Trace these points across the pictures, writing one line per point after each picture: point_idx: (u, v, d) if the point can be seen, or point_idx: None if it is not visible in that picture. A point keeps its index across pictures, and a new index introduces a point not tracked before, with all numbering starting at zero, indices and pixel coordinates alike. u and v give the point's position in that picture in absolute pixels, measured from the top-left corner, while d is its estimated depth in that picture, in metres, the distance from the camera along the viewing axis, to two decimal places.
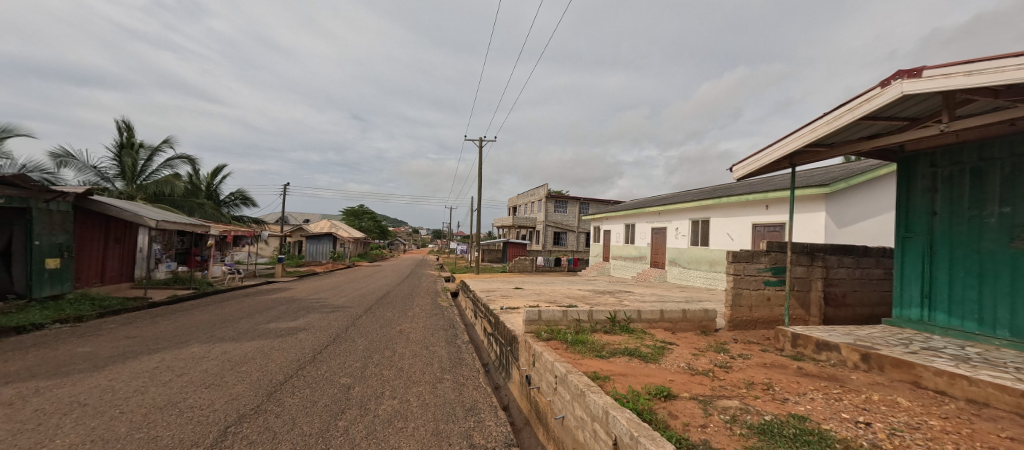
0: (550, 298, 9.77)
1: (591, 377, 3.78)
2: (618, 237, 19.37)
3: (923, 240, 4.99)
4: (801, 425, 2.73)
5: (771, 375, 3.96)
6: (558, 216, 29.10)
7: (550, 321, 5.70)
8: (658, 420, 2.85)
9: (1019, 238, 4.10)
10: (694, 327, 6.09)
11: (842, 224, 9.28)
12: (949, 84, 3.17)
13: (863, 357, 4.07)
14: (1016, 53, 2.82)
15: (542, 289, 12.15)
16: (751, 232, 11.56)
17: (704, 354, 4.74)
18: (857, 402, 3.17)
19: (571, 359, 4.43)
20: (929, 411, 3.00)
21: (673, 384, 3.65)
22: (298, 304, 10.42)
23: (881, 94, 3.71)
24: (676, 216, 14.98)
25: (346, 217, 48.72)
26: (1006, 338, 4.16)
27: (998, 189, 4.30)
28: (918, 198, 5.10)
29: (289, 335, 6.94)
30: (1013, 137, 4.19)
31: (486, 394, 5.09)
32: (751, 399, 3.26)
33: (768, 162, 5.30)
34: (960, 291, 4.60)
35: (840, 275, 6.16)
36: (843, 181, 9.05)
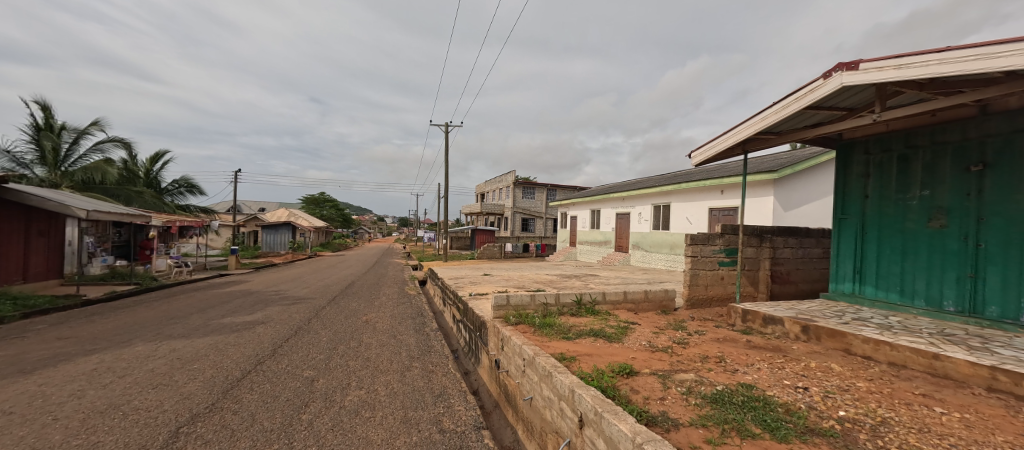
0: (519, 283, 9.87)
1: (558, 358, 3.89)
2: (584, 222, 19.78)
3: (857, 221, 5.45)
4: (749, 393, 2.96)
5: (723, 348, 4.24)
6: (525, 203, 29.24)
7: (518, 305, 5.78)
8: (621, 395, 2.99)
9: (937, 218, 4.58)
10: (655, 307, 6.38)
11: (788, 208, 9.96)
12: (882, 76, 3.45)
13: (803, 329, 4.44)
14: (939, 49, 3.10)
15: (510, 274, 12.25)
16: (708, 216, 12.16)
17: (664, 332, 4.99)
18: (798, 370, 3.47)
19: (539, 342, 4.52)
20: (857, 374, 3.34)
21: (635, 361, 3.82)
22: (255, 297, 9.92)
23: (824, 86, 3.96)
24: (639, 201, 15.45)
25: (305, 205, 46.51)
26: (922, 307, 4.69)
27: (920, 174, 4.77)
28: (852, 182, 5.54)
29: (245, 329, 6.60)
30: (935, 127, 4.65)
31: (456, 380, 5.12)
32: (705, 372, 3.49)
33: (723, 148, 5.55)
34: (886, 267, 5.10)
35: (785, 255, 6.64)
36: (790, 167, 9.68)
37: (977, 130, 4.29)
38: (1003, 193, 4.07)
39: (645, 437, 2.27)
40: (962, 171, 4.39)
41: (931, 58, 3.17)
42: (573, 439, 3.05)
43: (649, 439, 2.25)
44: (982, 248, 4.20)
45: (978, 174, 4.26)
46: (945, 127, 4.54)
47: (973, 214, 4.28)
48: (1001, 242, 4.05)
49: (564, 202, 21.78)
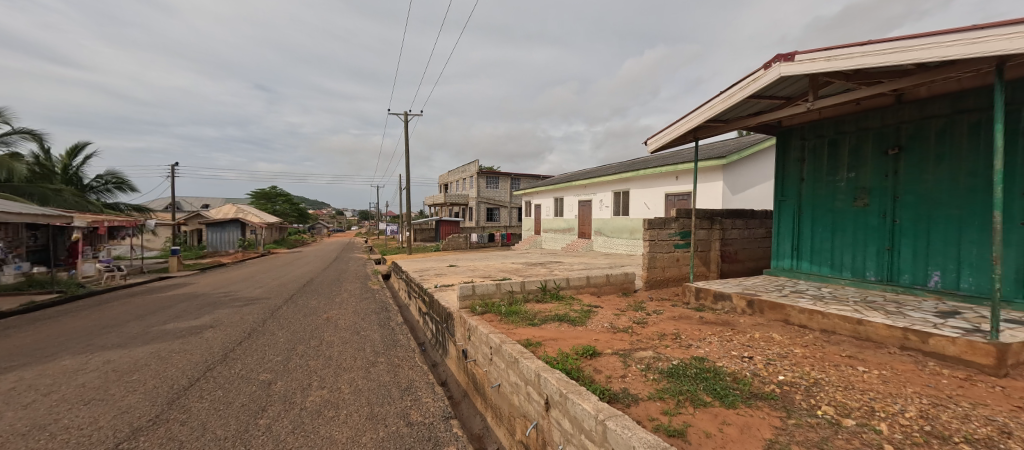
0: (485, 273, 9.88)
1: (524, 344, 3.96)
2: (548, 210, 20.05)
3: (794, 202, 5.90)
4: (701, 365, 3.17)
5: (678, 325, 4.50)
6: (489, 192, 29.13)
7: (484, 294, 5.80)
8: (585, 376, 3.11)
9: (861, 198, 5.07)
10: (616, 290, 6.63)
11: (735, 192, 10.61)
12: (816, 67, 3.73)
13: (749, 303, 4.79)
14: (861, 42, 3.40)
15: (477, 265, 12.23)
16: (664, 201, 12.70)
17: (625, 313, 5.21)
18: (744, 341, 3.75)
19: (505, 330, 4.57)
20: (794, 342, 3.67)
21: (598, 343, 3.97)
22: (202, 300, 9.26)
23: (765, 76, 4.22)
24: (601, 188, 15.85)
25: (255, 200, 43.69)
26: (849, 278, 5.20)
27: (847, 158, 5.23)
28: (790, 167, 5.97)
29: (192, 335, 6.17)
30: (859, 115, 5.09)
31: (423, 372, 5.10)
32: (662, 348, 3.70)
33: (676, 135, 5.78)
34: (819, 243, 5.58)
35: (733, 236, 7.11)
36: (737, 154, 10.28)
37: (894, 117, 4.75)
38: (914, 174, 4.56)
39: (607, 414, 2.37)
40: (881, 155, 4.86)
41: (854, 51, 3.48)
42: (541, 421, 3.14)
43: (611, 415, 2.36)
44: (897, 223, 4.71)
45: (894, 156, 4.73)
46: (868, 115, 4.99)
47: (890, 193, 4.76)
48: (913, 217, 4.56)
49: (527, 190, 21.93)
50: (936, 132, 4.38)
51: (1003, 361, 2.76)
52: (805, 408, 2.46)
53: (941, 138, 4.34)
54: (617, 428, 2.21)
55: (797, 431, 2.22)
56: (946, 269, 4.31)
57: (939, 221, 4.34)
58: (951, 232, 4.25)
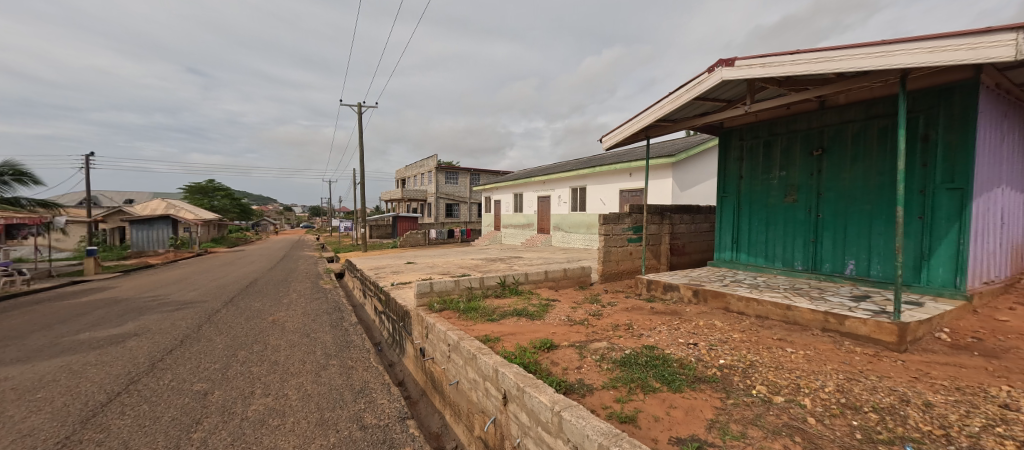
0: (443, 269, 9.75)
1: (482, 340, 3.94)
2: (507, 206, 20.13)
3: (734, 198, 6.34)
4: (651, 353, 3.33)
5: (631, 316, 4.70)
6: (448, 188, 28.71)
7: (442, 291, 5.71)
8: (542, 369, 3.16)
9: (791, 195, 5.54)
10: (573, 284, 6.80)
11: (683, 188, 11.23)
12: (753, 74, 4.02)
13: (694, 292, 5.09)
14: (791, 51, 3.72)
15: (435, 261, 12.03)
16: (619, 197, 13.17)
17: (581, 306, 5.36)
18: (690, 329, 3.99)
19: (463, 326, 4.54)
20: (733, 328, 3.96)
21: (555, 335, 4.05)
22: (126, 305, 8.36)
23: (709, 79, 4.48)
24: (559, 185, 16.14)
25: (188, 195, 39.98)
26: (780, 268, 5.68)
27: (779, 158, 5.69)
28: (730, 165, 6.40)
29: (112, 345, 5.55)
30: (789, 118, 5.56)
31: (378, 373, 4.94)
32: (616, 338, 3.84)
33: (629, 134, 6.00)
34: (755, 236, 6.04)
35: (681, 230, 7.52)
36: (685, 152, 10.88)
37: (818, 121, 5.23)
38: (834, 173, 5.06)
39: (562, 405, 2.43)
40: (808, 155, 5.34)
41: (784, 60, 3.79)
42: (499, 415, 3.17)
43: (566, 406, 2.42)
44: (820, 217, 5.21)
45: (818, 157, 5.22)
46: (797, 118, 5.46)
47: (815, 190, 5.26)
48: (833, 212, 5.06)
49: (487, 186, 21.87)
50: (852, 136, 4.89)
51: (903, 338, 3.15)
52: (742, 388, 2.66)
53: (856, 141, 4.85)
54: (572, 418, 2.27)
55: (735, 410, 2.40)
56: (859, 258, 4.84)
57: (854, 215, 4.85)
58: (863, 225, 4.77)
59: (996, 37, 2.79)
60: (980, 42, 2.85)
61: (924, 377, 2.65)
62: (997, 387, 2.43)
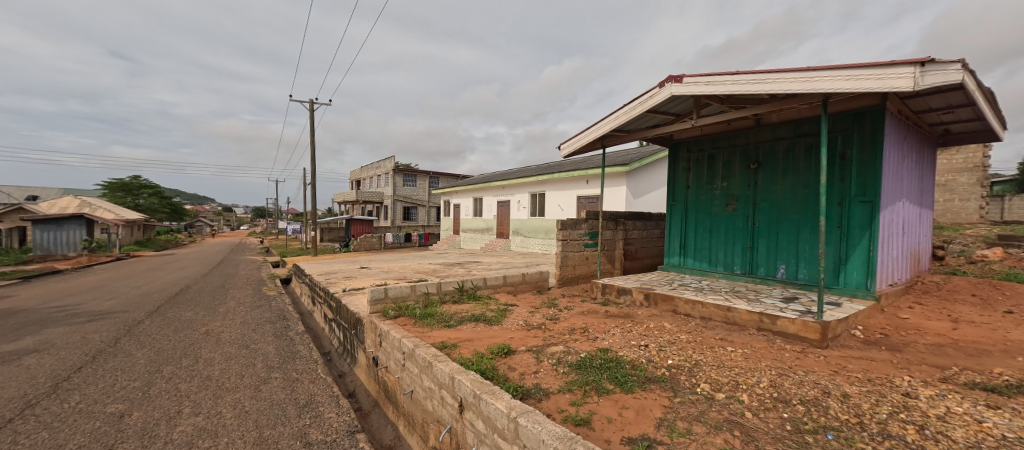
0: (399, 274, 9.46)
1: (439, 347, 3.86)
2: (466, 210, 19.98)
3: (682, 206, 6.71)
4: (605, 356, 3.43)
5: (587, 320, 4.81)
6: (406, 190, 27.99)
7: (397, 298, 5.52)
8: (499, 375, 3.15)
9: (731, 204, 5.97)
10: (531, 288, 6.85)
11: (636, 196, 11.72)
12: (698, 91, 4.29)
13: (646, 296, 5.32)
14: (732, 71, 4.02)
15: (391, 266, 11.65)
16: (576, 203, 13.50)
17: (538, 310, 5.41)
18: (641, 331, 4.15)
19: (419, 333, 4.41)
20: (680, 329, 4.18)
21: (513, 341, 4.05)
22: (24, 317, 7.30)
23: (660, 94, 4.73)
24: (518, 190, 16.26)
25: (108, 192, 35.86)
26: (722, 272, 6.08)
27: (721, 169, 6.12)
28: (678, 175, 6.77)
29: (4, 363, 4.81)
30: (730, 133, 6.00)
31: (326, 385, 4.67)
32: (572, 342, 3.91)
33: (586, 142, 6.18)
34: (700, 242, 6.42)
35: (634, 236, 7.84)
36: (638, 162, 11.38)
37: (755, 137, 5.68)
38: (768, 185, 5.52)
39: (519, 411, 2.42)
40: (746, 168, 5.79)
41: (725, 80, 4.10)
42: (454, 424, 3.11)
43: (523, 412, 2.42)
44: (756, 225, 5.65)
45: (755, 170, 5.67)
46: (737, 134, 5.90)
47: (752, 200, 5.70)
48: (768, 221, 5.51)
49: (446, 190, 21.59)
50: (783, 152, 5.37)
51: (824, 335, 3.48)
52: (688, 386, 2.81)
53: (787, 156, 5.33)
54: (528, 424, 2.27)
55: (681, 407, 2.53)
56: (789, 263, 5.30)
57: (785, 224, 5.32)
58: (792, 233, 5.24)
59: (899, 70, 3.18)
60: (886, 73, 3.24)
61: (841, 370, 2.94)
62: (900, 377, 2.75)
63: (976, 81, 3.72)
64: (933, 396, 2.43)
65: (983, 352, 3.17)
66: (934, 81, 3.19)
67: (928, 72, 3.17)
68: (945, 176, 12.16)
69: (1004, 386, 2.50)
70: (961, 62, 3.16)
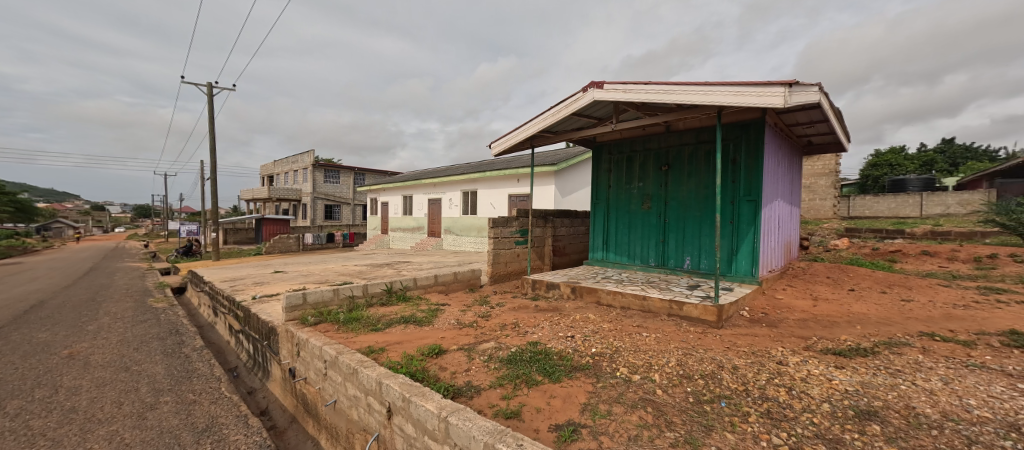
0: (321, 278, 8.79)
1: (365, 352, 3.67)
2: (395, 208, 19.18)
3: (604, 204, 7.16)
4: (534, 349, 3.55)
5: (517, 315, 4.93)
6: (327, 187, 26.03)
7: (318, 303, 5.13)
8: (429, 376, 3.09)
9: (646, 203, 6.54)
10: (463, 287, 6.82)
11: (564, 194, 12.25)
12: (616, 98, 4.65)
13: (572, 289, 5.60)
14: (645, 81, 4.43)
15: (310, 269, 10.77)
16: (507, 202, 13.72)
17: (470, 308, 5.42)
18: (568, 323, 4.38)
19: (343, 339, 4.15)
20: (603, 319, 4.49)
21: (444, 340, 4.01)
22: None
23: (584, 98, 5.03)
24: (449, 188, 16.03)
25: None
26: (639, 265, 6.62)
27: (638, 171, 6.66)
28: (601, 175, 7.21)
29: None
30: (646, 138, 6.54)
31: (232, 404, 4.19)
32: (503, 338, 3.98)
33: (515, 142, 6.31)
34: (620, 237, 6.92)
35: (562, 233, 8.21)
36: (565, 162, 11.89)
37: (665, 142, 6.29)
38: (676, 185, 6.15)
39: (449, 410, 2.41)
40: (658, 170, 6.38)
41: (639, 90, 4.49)
42: (382, 431, 3.01)
43: (454, 410, 2.41)
44: (667, 222, 6.25)
45: (665, 172, 6.28)
46: (650, 139, 6.47)
47: (663, 199, 6.31)
48: (676, 217, 6.13)
49: (372, 187, 20.50)
50: (688, 156, 6.02)
51: (719, 316, 4.01)
52: (610, 372, 3.03)
53: (691, 160, 5.99)
54: (458, 422, 2.27)
55: (603, 391, 2.72)
56: (693, 255, 5.96)
57: (689, 220, 5.97)
58: (696, 228, 5.90)
59: (773, 89, 3.75)
60: (764, 91, 3.78)
61: (733, 346, 3.41)
62: (775, 348, 3.27)
63: (828, 102, 4.53)
64: (799, 361, 2.94)
65: (833, 323, 3.90)
66: (799, 100, 3.81)
67: (795, 92, 3.78)
68: (810, 180, 14.63)
69: (847, 349, 3.11)
70: (818, 85, 3.81)
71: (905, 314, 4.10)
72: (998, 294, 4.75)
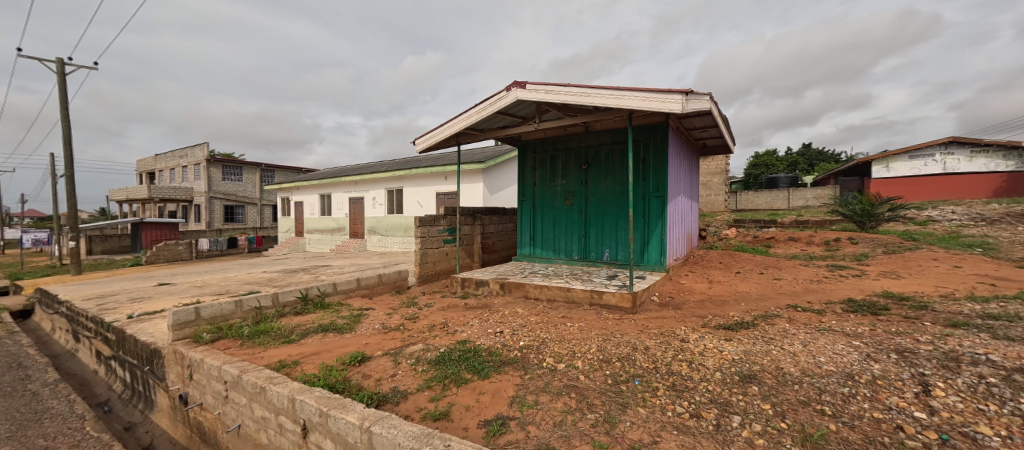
0: (221, 288, 7.74)
1: (276, 368, 3.33)
2: (311, 208, 17.64)
3: (530, 201, 7.34)
4: (463, 347, 3.52)
5: (447, 315, 4.86)
6: (227, 186, 22.99)
7: (215, 317, 4.50)
8: (351, 386, 2.91)
9: (569, 199, 6.86)
10: (389, 289, 6.51)
11: (492, 192, 12.33)
12: (538, 98, 4.81)
13: (501, 285, 5.67)
14: (565, 83, 4.64)
15: (206, 279, 9.42)
16: (435, 200, 13.41)
17: (397, 311, 5.20)
18: (497, 319, 4.44)
19: (248, 356, 3.71)
20: (530, 312, 4.62)
21: (368, 347, 3.79)
22: None
23: (507, 97, 5.11)
24: (372, 186, 15.18)
25: None
26: (563, 258, 6.93)
27: (562, 169, 6.95)
28: (526, 173, 7.38)
29: None
30: (568, 137, 6.84)
31: (101, 445, 3.52)
32: (431, 339, 3.89)
33: (440, 139, 6.17)
34: (545, 232, 7.16)
35: (491, 230, 8.25)
36: (492, 160, 11.95)
37: (585, 142, 6.66)
38: (595, 183, 6.55)
39: (373, 420, 2.29)
40: (579, 168, 6.73)
41: (559, 91, 4.69)
42: None
43: (377, 419, 2.30)
44: (588, 217, 6.63)
45: (586, 170, 6.65)
46: (571, 138, 6.79)
47: (584, 196, 6.68)
48: (596, 213, 6.53)
49: (282, 185, 18.57)
50: (605, 156, 6.45)
51: (633, 302, 4.39)
52: (536, 363, 3.13)
53: (608, 159, 6.43)
54: (382, 431, 2.17)
55: (530, 382, 2.80)
56: (611, 248, 6.40)
57: (607, 215, 6.40)
58: (613, 223, 6.35)
59: (673, 97, 4.17)
60: (666, 98, 4.19)
61: (645, 329, 3.74)
62: (679, 328, 3.67)
63: (718, 109, 5.16)
64: (698, 338, 3.33)
65: (724, 302, 4.50)
66: (694, 107, 4.30)
67: (691, 100, 4.26)
68: (707, 177, 16.59)
69: (734, 324, 3.60)
70: (710, 94, 4.33)
71: (777, 290, 4.87)
72: (840, 270, 5.87)
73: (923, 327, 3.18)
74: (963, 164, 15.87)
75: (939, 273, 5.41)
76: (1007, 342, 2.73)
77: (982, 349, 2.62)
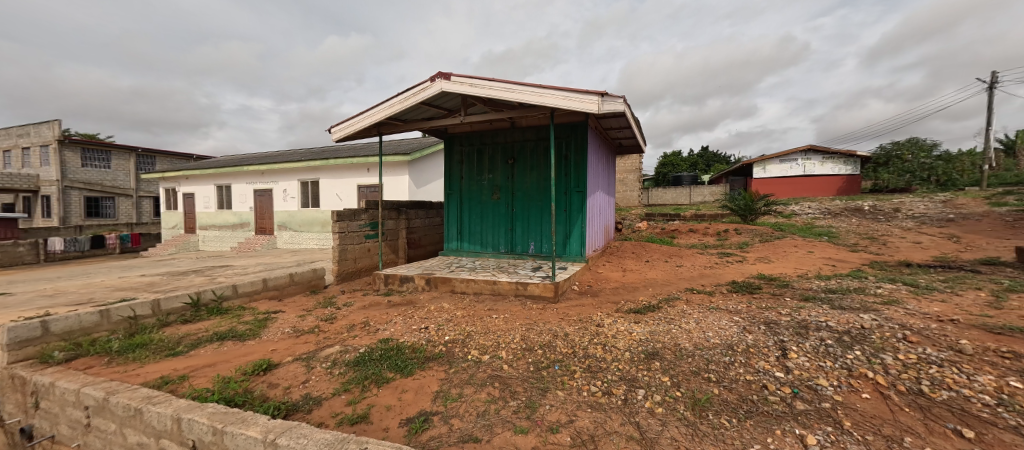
0: (82, 297, 6.41)
1: (157, 385, 2.88)
2: (205, 201, 15.41)
3: (457, 195, 7.23)
4: (385, 346, 3.37)
5: (368, 314, 4.60)
6: (88, 173, 19.08)
7: (70, 333, 3.70)
8: (254, 398, 2.63)
9: (495, 194, 6.92)
10: (303, 289, 5.98)
11: (418, 185, 11.95)
12: (462, 90, 4.76)
13: (426, 280, 5.53)
14: (488, 76, 4.66)
15: (61, 287, 7.74)
16: (355, 193, 12.60)
17: (311, 312, 4.79)
18: (422, 315, 4.33)
19: (117, 375, 3.14)
20: (457, 307, 4.59)
21: (276, 353, 3.44)
22: None
23: (430, 88, 4.96)
24: (282, 177, 13.75)
25: None
26: (490, 252, 6.98)
27: (489, 163, 6.97)
28: (453, 166, 7.25)
29: None
30: (494, 132, 6.88)
31: None
32: (350, 340, 3.67)
33: (358, 128, 5.77)
34: (473, 226, 7.14)
35: (416, 225, 8.00)
36: (417, 152, 11.54)
37: (511, 137, 6.76)
38: (521, 177, 6.71)
39: (279, 431, 2.10)
40: (505, 163, 6.82)
41: (483, 85, 4.70)
42: None
43: (284, 430, 2.11)
44: (514, 211, 6.77)
45: (512, 166, 6.76)
46: (498, 133, 6.84)
47: (511, 191, 6.79)
48: (522, 207, 6.70)
49: (166, 174, 15.94)
50: (530, 151, 6.63)
51: (555, 292, 4.61)
52: (461, 356, 3.13)
53: (533, 155, 6.61)
54: (288, 442, 2.00)
55: (455, 376, 2.79)
56: (537, 241, 6.61)
57: (533, 209, 6.60)
58: (538, 217, 6.56)
59: (589, 97, 4.41)
60: (583, 98, 4.42)
61: (565, 317, 3.94)
62: (596, 314, 3.93)
63: (631, 111, 5.61)
64: (612, 322, 3.60)
65: (635, 287, 4.94)
66: (609, 109, 4.62)
67: (605, 102, 4.56)
68: (623, 174, 17.94)
69: (642, 308, 3.96)
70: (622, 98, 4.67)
71: (678, 276, 5.47)
72: (727, 257, 6.78)
73: (785, 302, 3.82)
74: (817, 167, 19.29)
75: (798, 257, 6.54)
76: (840, 310, 3.41)
77: (823, 318, 3.23)
